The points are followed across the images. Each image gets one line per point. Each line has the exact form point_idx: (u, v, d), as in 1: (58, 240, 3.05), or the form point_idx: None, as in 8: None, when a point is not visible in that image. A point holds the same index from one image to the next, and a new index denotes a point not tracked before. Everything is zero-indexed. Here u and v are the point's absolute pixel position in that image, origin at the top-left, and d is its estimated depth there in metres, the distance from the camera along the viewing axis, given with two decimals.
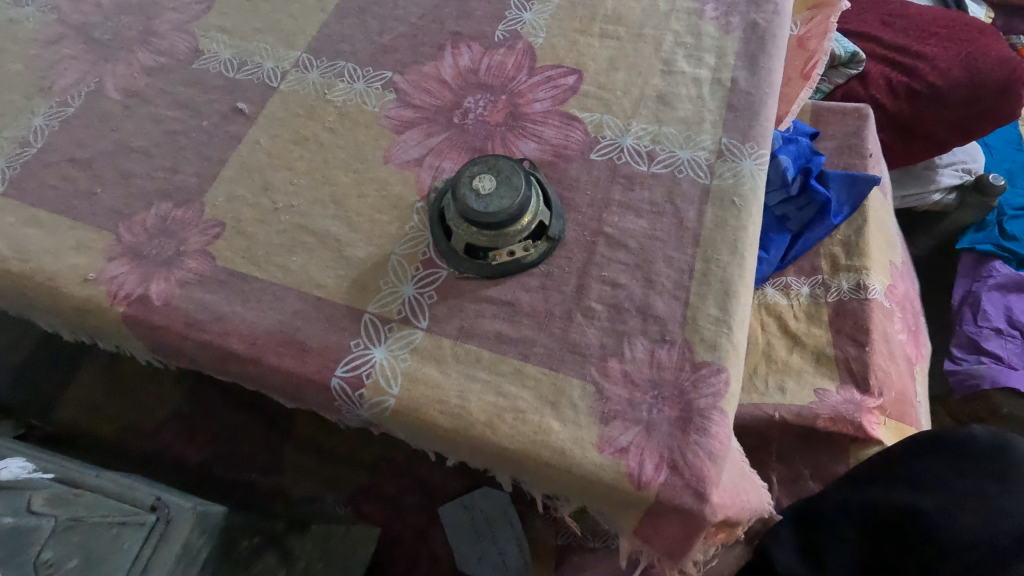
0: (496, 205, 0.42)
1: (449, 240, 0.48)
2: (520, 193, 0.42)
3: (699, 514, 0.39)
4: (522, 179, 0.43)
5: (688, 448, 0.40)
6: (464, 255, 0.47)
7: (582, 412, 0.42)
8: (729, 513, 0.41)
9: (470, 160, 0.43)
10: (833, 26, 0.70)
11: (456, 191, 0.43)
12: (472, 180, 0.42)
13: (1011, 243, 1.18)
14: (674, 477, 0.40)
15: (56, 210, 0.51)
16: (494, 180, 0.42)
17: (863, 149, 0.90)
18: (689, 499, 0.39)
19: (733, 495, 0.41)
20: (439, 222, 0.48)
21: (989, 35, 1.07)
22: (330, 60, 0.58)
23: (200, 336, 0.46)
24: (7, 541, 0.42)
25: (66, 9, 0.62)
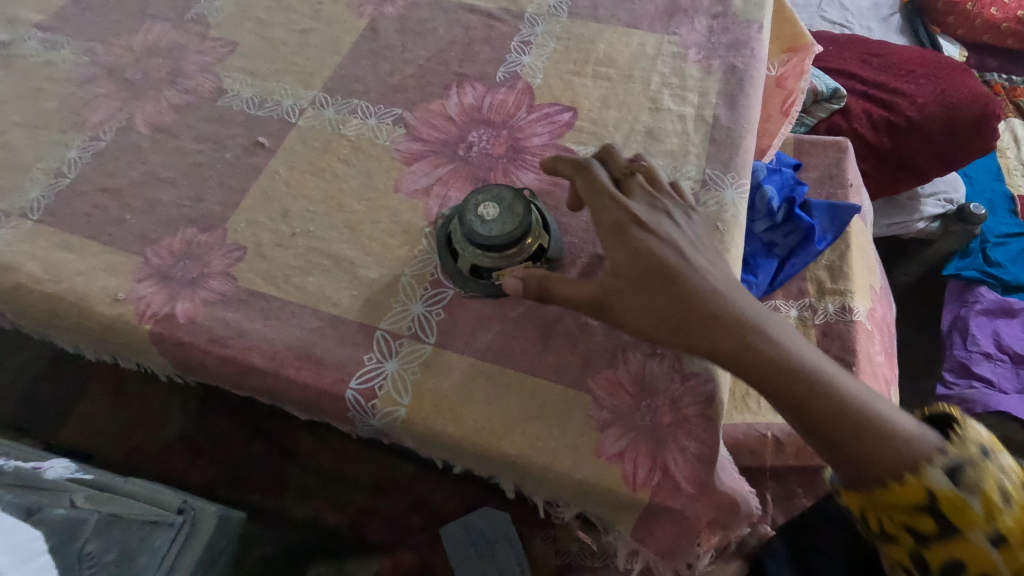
0: (497, 226, 0.46)
1: (454, 260, 0.51)
2: (520, 220, 0.46)
3: (642, 230, 0.46)
4: (522, 206, 0.47)
5: (659, 298, 0.43)
6: (469, 276, 0.50)
7: (530, 271, 0.46)
8: (794, 374, 0.42)
9: (476, 188, 0.48)
10: (808, 68, 0.77)
11: (462, 218, 0.47)
12: (477, 208, 0.47)
13: (994, 269, 1.23)
14: (657, 329, 0.43)
15: (88, 235, 0.55)
16: (496, 208, 0.47)
17: (844, 179, 0.95)
18: (642, 243, 0.45)
19: (774, 335, 0.43)
20: (446, 245, 0.52)
21: (961, 73, 1.14)
22: (344, 98, 0.63)
23: (222, 352, 0.49)
24: (60, 528, 0.44)
25: (99, 51, 0.67)
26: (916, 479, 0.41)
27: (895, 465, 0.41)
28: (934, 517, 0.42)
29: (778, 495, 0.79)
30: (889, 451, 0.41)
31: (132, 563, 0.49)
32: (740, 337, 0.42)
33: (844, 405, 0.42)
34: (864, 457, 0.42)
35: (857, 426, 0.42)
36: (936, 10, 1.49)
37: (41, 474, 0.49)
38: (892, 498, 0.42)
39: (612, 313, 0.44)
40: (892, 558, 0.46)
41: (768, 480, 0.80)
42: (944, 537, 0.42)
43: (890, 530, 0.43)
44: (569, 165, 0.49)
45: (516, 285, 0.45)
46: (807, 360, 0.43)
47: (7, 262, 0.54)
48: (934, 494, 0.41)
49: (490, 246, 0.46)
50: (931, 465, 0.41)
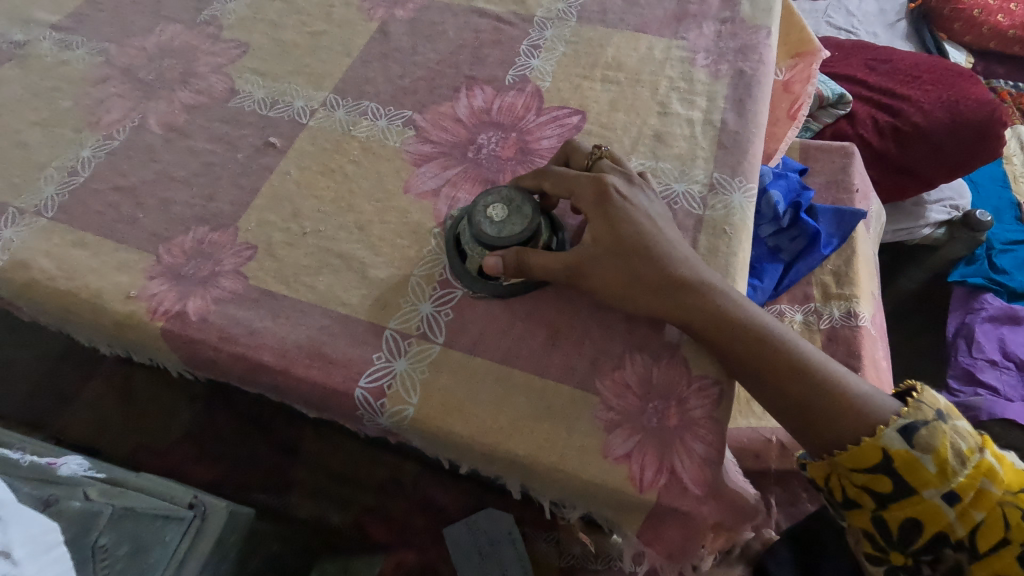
0: (506, 225, 0.49)
1: (462, 261, 0.52)
2: (528, 218, 0.48)
3: (619, 200, 0.48)
4: (529, 206, 0.49)
5: (631, 265, 0.46)
6: (478, 276, 0.51)
7: (508, 249, 0.48)
8: (750, 334, 0.46)
9: (483, 191, 0.50)
10: (815, 72, 0.77)
11: (471, 219, 0.49)
12: (486, 209, 0.49)
13: (1000, 276, 1.23)
14: (624, 291, 0.46)
15: (101, 233, 0.55)
16: (505, 210, 0.49)
17: (851, 184, 0.96)
18: (618, 210, 0.48)
19: (733, 301, 0.46)
20: (455, 246, 0.53)
21: (969, 79, 1.14)
22: (355, 100, 0.63)
23: (233, 349, 0.49)
24: (75, 522, 0.44)
25: (113, 52, 0.68)
26: (872, 440, 0.44)
27: (846, 422, 0.45)
28: (887, 476, 0.44)
29: (783, 500, 0.80)
30: (835, 408, 0.45)
31: (142, 557, 0.49)
32: (705, 301, 0.46)
33: (797, 363, 0.46)
34: (816, 412, 0.45)
35: (809, 382, 0.46)
36: (943, 16, 1.49)
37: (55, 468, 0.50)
38: (850, 460, 0.45)
39: (585, 277, 0.47)
40: (858, 526, 0.48)
41: (773, 485, 0.80)
42: (898, 497, 0.44)
43: (851, 493, 0.46)
44: (531, 175, 0.51)
45: (497, 261, 0.47)
46: (764, 323, 0.47)
47: (21, 259, 0.54)
48: (887, 453, 0.43)
49: (499, 244, 0.48)
50: (883, 423, 0.44)
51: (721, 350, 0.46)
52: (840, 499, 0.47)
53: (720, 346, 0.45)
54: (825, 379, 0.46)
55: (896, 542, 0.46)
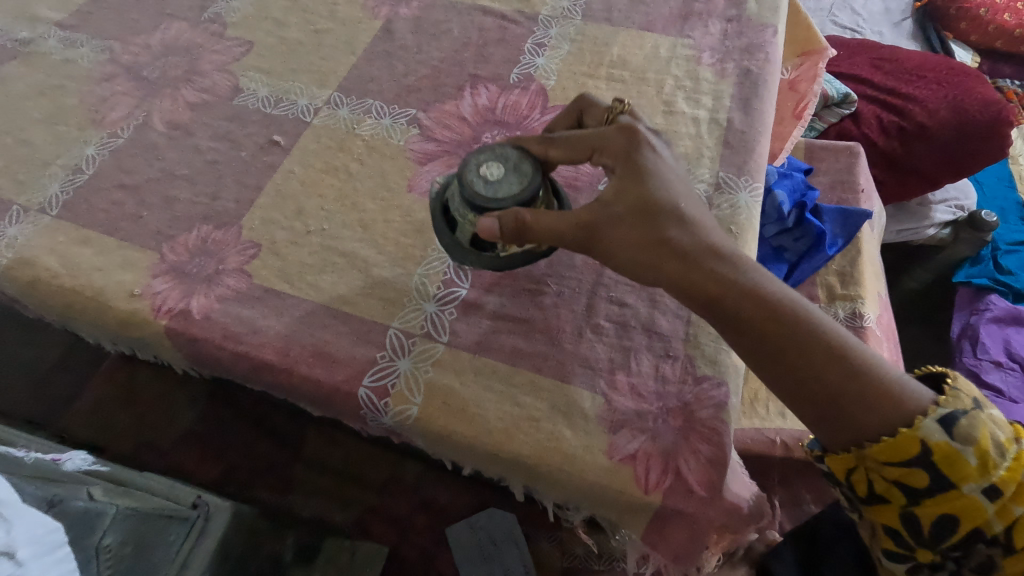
0: (502, 183, 0.43)
1: (451, 232, 0.49)
2: (528, 178, 0.43)
3: (649, 160, 0.44)
4: (529, 164, 0.44)
5: (657, 231, 0.42)
6: (469, 248, 0.48)
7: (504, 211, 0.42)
8: (789, 317, 0.42)
9: (475, 147, 0.44)
10: (821, 71, 0.77)
11: (462, 178, 0.43)
12: (480, 168, 0.43)
13: (1006, 276, 1.22)
14: (650, 258, 0.42)
15: (106, 231, 0.55)
16: (501, 169, 0.44)
17: (856, 184, 0.95)
18: (645, 168, 0.44)
19: (770, 282, 0.43)
20: (441, 214, 0.49)
21: (975, 79, 1.13)
22: (359, 98, 0.63)
23: (237, 348, 0.49)
24: (79, 520, 0.44)
25: (118, 49, 0.68)
26: (910, 430, 0.41)
27: (883, 419, 0.41)
28: (924, 470, 0.42)
29: (786, 500, 0.80)
30: (874, 404, 0.41)
31: (143, 558, 0.49)
32: (741, 277, 0.42)
33: (839, 352, 0.42)
34: (850, 406, 0.42)
35: (849, 374, 0.41)
36: (949, 15, 1.48)
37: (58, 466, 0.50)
38: (885, 453, 0.42)
39: (603, 239, 0.43)
40: (884, 523, 0.45)
41: (777, 486, 0.80)
42: (934, 492, 0.42)
43: (879, 488, 0.44)
44: (538, 141, 0.46)
45: (492, 225, 0.42)
46: (803, 307, 0.42)
47: (25, 256, 0.54)
48: (926, 446, 0.41)
49: (494, 205, 0.42)
50: (922, 415, 0.41)
51: (744, 322, 0.42)
52: (864, 495, 0.45)
53: (736, 316, 0.42)
54: (869, 372, 0.42)
55: (924, 539, 0.43)
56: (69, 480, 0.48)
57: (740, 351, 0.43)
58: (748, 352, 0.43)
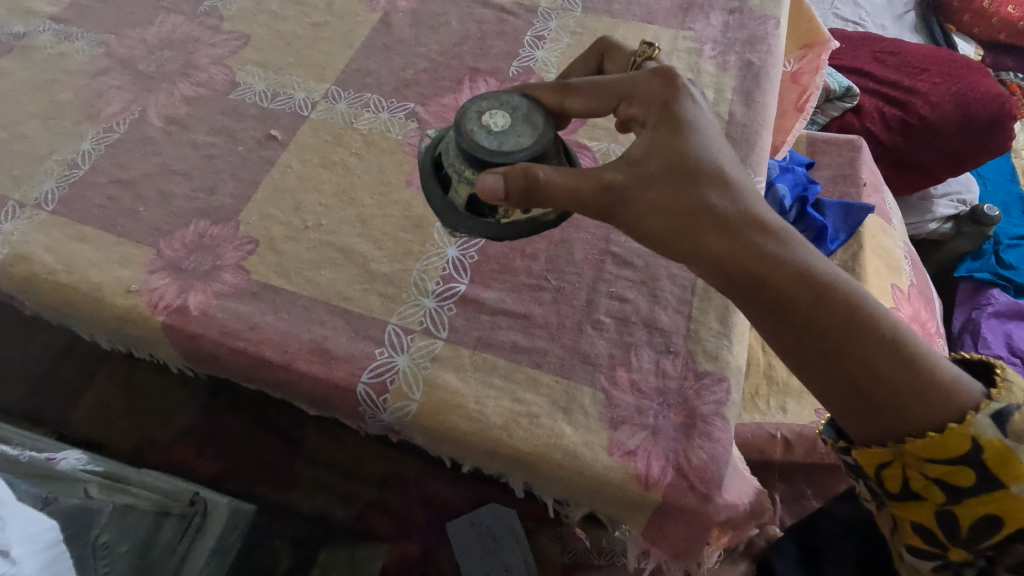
0: (511, 135, 0.41)
1: (445, 194, 0.47)
2: (538, 131, 0.42)
3: (691, 120, 0.41)
4: (539, 117, 0.42)
5: (695, 197, 0.39)
6: (466, 214, 0.46)
7: (513, 166, 0.39)
8: (836, 296, 0.38)
9: (476, 95, 0.42)
10: (824, 63, 0.76)
11: (462, 128, 0.41)
12: (482, 117, 0.41)
13: (1006, 271, 1.20)
14: (685, 224, 0.39)
15: (102, 227, 0.55)
16: (505, 121, 0.41)
17: (858, 178, 0.94)
18: (689, 132, 0.41)
19: (817, 258, 0.39)
20: (433, 172, 0.48)
21: (978, 71, 1.12)
22: (357, 92, 0.63)
23: (234, 344, 0.49)
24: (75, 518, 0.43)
25: (113, 43, 0.67)
26: (960, 426, 0.38)
27: (929, 414, 0.39)
28: (971, 468, 0.39)
29: (787, 495, 0.80)
30: (920, 396, 0.38)
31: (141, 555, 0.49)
32: (786, 251, 0.39)
33: (889, 338, 0.38)
34: (891, 396, 0.39)
35: (895, 361, 0.38)
36: (952, 8, 1.47)
37: (54, 465, 0.49)
38: (929, 449, 0.39)
39: (634, 202, 0.40)
40: (921, 521, 0.42)
41: (777, 481, 0.80)
42: (981, 492, 0.39)
43: (916, 485, 0.41)
44: (553, 89, 0.44)
45: (497, 181, 0.39)
46: (852, 286, 0.39)
47: (21, 253, 0.54)
48: (977, 444, 0.38)
49: (500, 159, 0.40)
50: (973, 411, 0.38)
51: (781, 294, 0.39)
52: (897, 491, 0.42)
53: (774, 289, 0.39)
54: (918, 362, 0.38)
55: (961, 539, 0.41)
56: (66, 476, 0.48)
57: (776, 328, 0.40)
58: (783, 330, 0.40)
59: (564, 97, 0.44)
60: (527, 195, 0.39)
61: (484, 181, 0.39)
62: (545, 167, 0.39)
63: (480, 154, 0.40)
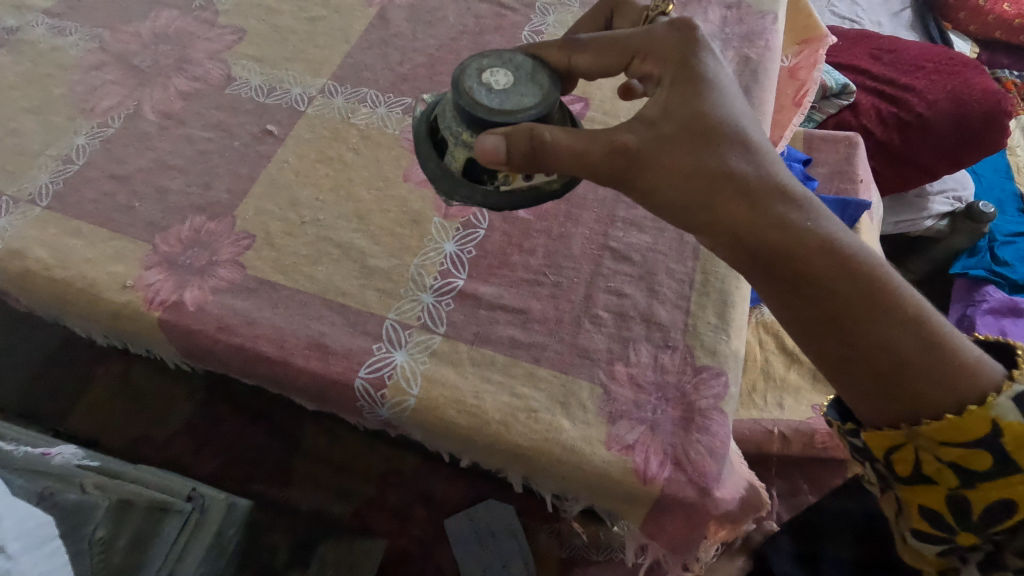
0: (514, 95, 0.41)
1: (441, 159, 0.47)
2: (542, 92, 0.41)
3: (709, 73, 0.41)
4: (544, 77, 0.42)
5: (716, 160, 0.39)
6: (462, 180, 0.46)
7: (515, 128, 0.39)
8: (858, 268, 0.38)
9: (476, 53, 0.42)
10: (821, 59, 0.76)
11: (461, 85, 0.40)
12: (482, 76, 0.41)
13: (1002, 268, 1.21)
14: (704, 188, 0.39)
15: (97, 222, 0.54)
16: (506, 81, 0.41)
17: (854, 174, 0.95)
18: (709, 92, 0.40)
19: (840, 229, 0.39)
20: (428, 138, 0.48)
21: (973, 68, 1.12)
22: (354, 87, 0.62)
23: (231, 340, 0.49)
24: (71, 514, 0.43)
25: (107, 38, 0.66)
26: (980, 408, 0.38)
27: (941, 394, 0.38)
28: (987, 451, 0.38)
29: (784, 491, 0.80)
30: (941, 374, 0.38)
31: (139, 550, 0.49)
32: (811, 220, 0.39)
33: (903, 310, 0.38)
34: (910, 373, 0.39)
35: (916, 335, 0.38)
36: (948, 5, 1.47)
37: (48, 460, 0.49)
38: (944, 430, 0.39)
39: (650, 163, 0.39)
40: (932, 506, 0.41)
41: (774, 477, 0.81)
42: (998, 476, 0.38)
43: (928, 468, 0.41)
44: (560, 46, 0.44)
45: (497, 142, 0.38)
46: (875, 259, 0.39)
47: (15, 248, 0.53)
48: (996, 426, 0.37)
49: (501, 118, 0.39)
50: (993, 393, 0.38)
51: (795, 262, 0.39)
52: (907, 474, 0.42)
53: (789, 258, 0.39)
54: (936, 338, 0.39)
55: (972, 525, 0.40)
56: (61, 472, 0.48)
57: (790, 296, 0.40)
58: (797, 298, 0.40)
59: (572, 55, 0.44)
60: (531, 158, 0.39)
61: (485, 143, 0.39)
62: (550, 127, 0.39)
63: (480, 113, 0.39)
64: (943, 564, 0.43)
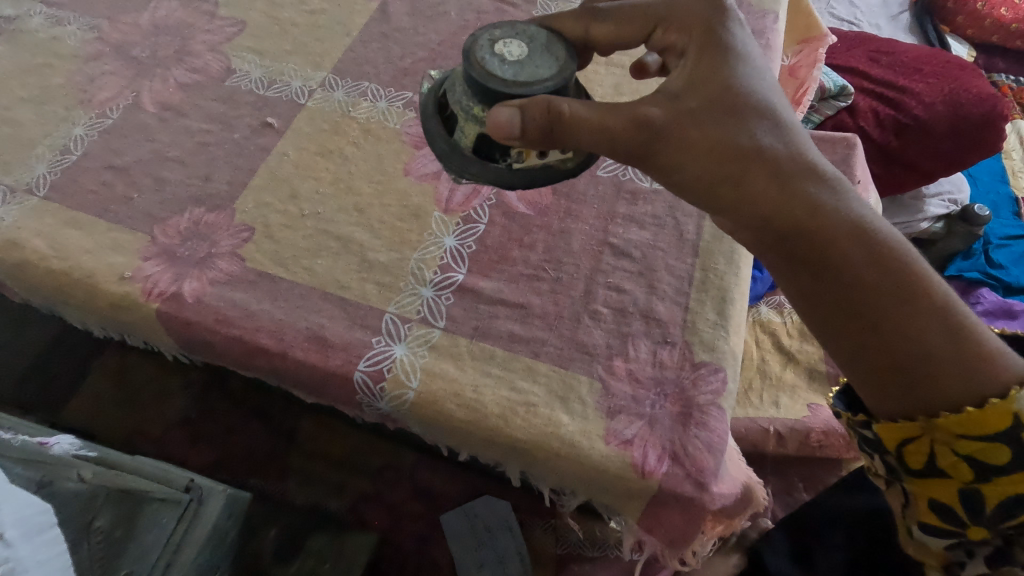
0: (528, 66, 0.41)
1: (450, 138, 0.46)
2: (557, 64, 0.41)
3: (733, 50, 0.42)
4: (559, 50, 0.42)
5: (744, 137, 0.40)
6: (472, 156, 0.46)
7: (531, 100, 0.39)
8: (881, 247, 0.39)
9: (490, 24, 0.42)
10: (821, 58, 0.77)
11: (475, 55, 0.40)
12: (496, 46, 0.41)
13: (996, 271, 1.22)
14: (731, 165, 0.40)
15: (95, 213, 0.54)
16: (520, 52, 0.41)
17: (851, 175, 0.95)
18: (735, 68, 0.42)
19: (870, 211, 0.40)
20: (437, 115, 0.48)
21: (969, 72, 1.13)
22: (354, 81, 0.62)
23: (230, 332, 0.49)
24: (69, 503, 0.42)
25: (106, 28, 0.66)
26: (1001, 401, 0.37)
27: (967, 377, 0.38)
28: (1007, 446, 0.37)
29: (778, 489, 0.81)
30: (962, 357, 0.38)
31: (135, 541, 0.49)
32: (841, 200, 0.39)
33: (926, 289, 0.38)
34: (930, 355, 0.38)
35: (942, 320, 0.38)
36: (946, 9, 1.48)
37: (45, 451, 0.49)
38: (961, 423, 0.38)
39: (677, 138, 0.40)
40: (945, 501, 0.41)
41: (768, 475, 0.81)
42: (1015, 472, 0.38)
43: (942, 462, 0.40)
44: (575, 20, 0.46)
45: (513, 114, 0.38)
46: (902, 243, 0.39)
47: (11, 238, 0.53)
48: (1016, 420, 0.37)
49: (515, 90, 0.39)
50: (1016, 386, 0.37)
51: (815, 240, 0.39)
52: (918, 467, 0.41)
53: (810, 234, 0.39)
54: (953, 320, 0.38)
55: (983, 519, 0.40)
56: (58, 461, 0.47)
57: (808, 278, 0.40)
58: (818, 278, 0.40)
59: (590, 26, 0.46)
60: (550, 131, 0.39)
61: (499, 115, 0.38)
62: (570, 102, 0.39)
63: (494, 84, 0.39)
64: (947, 556, 0.44)
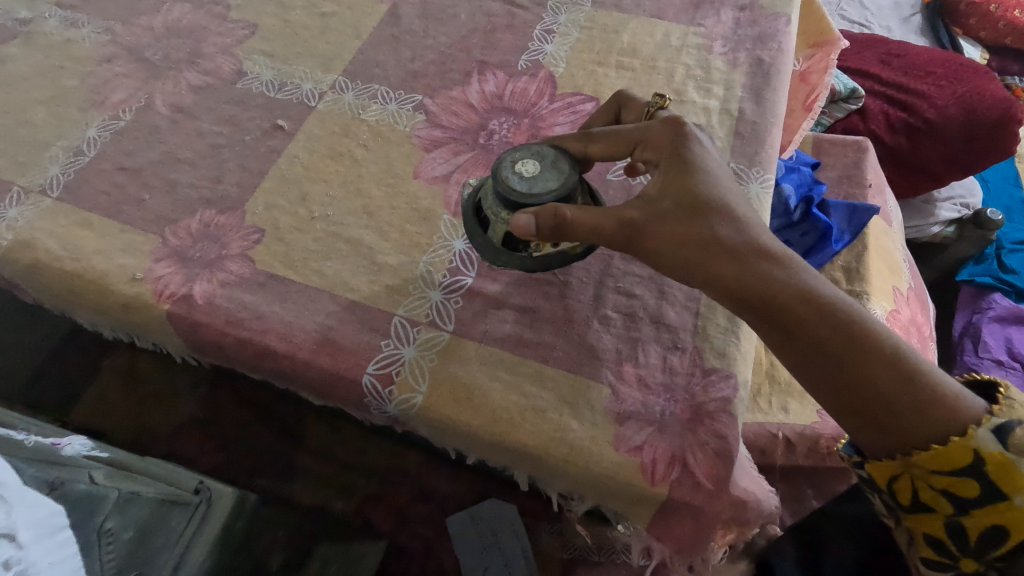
0: (543, 178, 0.42)
1: (484, 232, 0.49)
2: (566, 175, 0.42)
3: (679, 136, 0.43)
4: (567, 162, 0.43)
5: (705, 229, 0.40)
6: (502, 249, 0.48)
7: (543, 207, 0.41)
8: (844, 320, 0.40)
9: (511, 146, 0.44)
10: (832, 63, 0.76)
11: (498, 174, 0.42)
12: (515, 164, 0.42)
13: (1009, 276, 1.20)
14: (700, 252, 0.40)
15: (107, 214, 0.55)
16: (537, 166, 0.42)
17: (863, 179, 0.94)
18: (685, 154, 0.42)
19: (818, 280, 0.40)
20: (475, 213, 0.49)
21: (983, 75, 1.11)
22: (364, 83, 0.62)
23: (239, 334, 0.49)
24: (79, 505, 0.44)
25: (119, 31, 0.66)
26: (961, 439, 0.39)
27: (935, 422, 0.40)
28: (974, 479, 0.40)
29: (787, 495, 0.80)
30: (926, 408, 0.40)
31: (147, 541, 0.49)
32: (792, 275, 0.40)
33: (889, 354, 0.40)
34: (899, 409, 0.40)
35: (907, 384, 0.40)
36: (959, 11, 1.47)
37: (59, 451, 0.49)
38: (932, 462, 0.40)
39: (650, 233, 0.41)
40: (933, 535, 0.43)
41: (778, 481, 0.81)
42: (986, 502, 0.40)
43: (924, 496, 0.42)
44: (577, 139, 0.45)
45: (528, 221, 0.40)
46: (859, 310, 0.41)
47: (25, 239, 0.54)
48: (978, 456, 0.39)
49: (531, 201, 0.41)
50: (974, 424, 0.40)
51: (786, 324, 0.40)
52: (908, 503, 0.44)
53: (779, 319, 0.40)
54: (914, 373, 0.40)
55: (970, 550, 0.42)
56: (72, 462, 0.48)
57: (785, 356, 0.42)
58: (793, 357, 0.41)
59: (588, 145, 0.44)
60: (557, 234, 0.41)
61: (517, 223, 0.41)
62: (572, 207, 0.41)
63: (512, 197, 0.41)
64: None
